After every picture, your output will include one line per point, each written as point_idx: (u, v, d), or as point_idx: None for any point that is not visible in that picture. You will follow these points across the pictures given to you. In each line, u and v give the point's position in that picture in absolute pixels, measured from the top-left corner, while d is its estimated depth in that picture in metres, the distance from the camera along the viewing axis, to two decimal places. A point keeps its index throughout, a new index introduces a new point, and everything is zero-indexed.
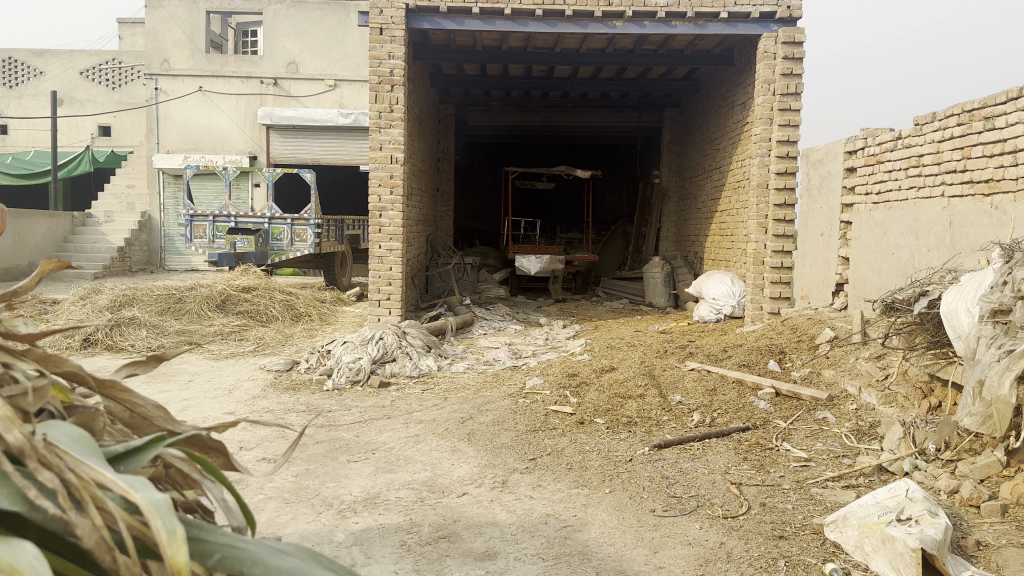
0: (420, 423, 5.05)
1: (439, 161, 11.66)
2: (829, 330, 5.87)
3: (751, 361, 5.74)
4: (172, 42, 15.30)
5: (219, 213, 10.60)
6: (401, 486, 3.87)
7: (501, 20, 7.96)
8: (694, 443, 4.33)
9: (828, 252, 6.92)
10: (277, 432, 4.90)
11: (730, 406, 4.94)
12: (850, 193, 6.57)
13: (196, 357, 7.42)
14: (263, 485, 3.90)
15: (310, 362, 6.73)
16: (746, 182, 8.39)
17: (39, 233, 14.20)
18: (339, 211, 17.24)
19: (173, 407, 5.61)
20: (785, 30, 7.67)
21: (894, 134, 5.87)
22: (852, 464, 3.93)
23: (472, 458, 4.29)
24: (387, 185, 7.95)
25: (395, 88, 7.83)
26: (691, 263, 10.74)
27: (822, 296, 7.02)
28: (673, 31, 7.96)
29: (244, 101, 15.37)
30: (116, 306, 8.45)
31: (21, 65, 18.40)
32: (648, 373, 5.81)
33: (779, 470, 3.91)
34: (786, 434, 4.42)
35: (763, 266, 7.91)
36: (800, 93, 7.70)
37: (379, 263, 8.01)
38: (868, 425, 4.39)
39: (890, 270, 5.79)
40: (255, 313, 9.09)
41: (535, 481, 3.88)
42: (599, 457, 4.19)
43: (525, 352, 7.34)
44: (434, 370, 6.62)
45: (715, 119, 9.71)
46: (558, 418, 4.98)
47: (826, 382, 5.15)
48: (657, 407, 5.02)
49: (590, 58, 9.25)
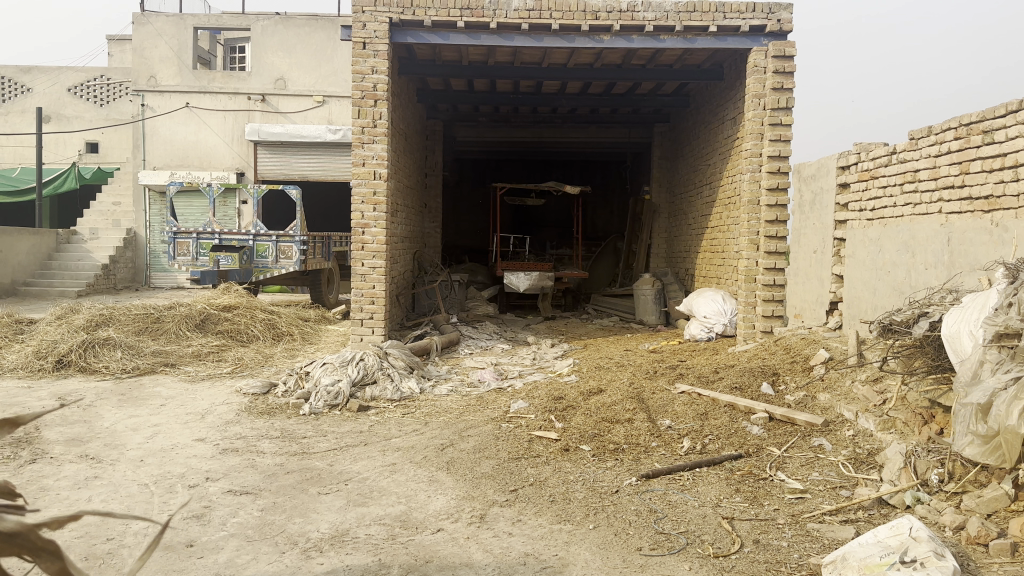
0: (397, 450, 4.82)
1: (426, 177, 11.50)
2: (823, 351, 5.67)
3: (744, 384, 5.53)
4: (159, 58, 15.16)
5: (203, 231, 10.38)
6: (372, 521, 3.64)
7: (486, 34, 7.79)
8: (685, 473, 4.11)
9: (821, 270, 6.73)
10: (247, 462, 4.67)
11: (721, 432, 4.72)
12: (843, 210, 6.41)
13: (172, 379, 7.18)
14: (227, 521, 3.68)
15: (288, 384, 6.49)
16: (736, 198, 8.22)
17: (21, 251, 13.94)
18: (326, 228, 17.05)
19: (142, 433, 5.38)
20: (775, 43, 7.53)
21: (888, 149, 5.72)
22: (849, 496, 3.72)
23: (450, 489, 4.07)
24: (371, 202, 7.74)
25: (379, 103, 7.65)
26: (682, 279, 10.56)
27: (816, 315, 6.83)
28: (661, 45, 7.80)
29: (231, 117, 15.19)
30: (93, 326, 8.20)
31: (8, 82, 18.21)
32: (636, 396, 5.59)
33: (772, 503, 3.70)
34: (781, 462, 4.21)
35: (755, 284, 7.73)
36: (791, 108, 7.56)
37: (362, 281, 7.79)
38: (865, 453, 4.19)
39: (886, 289, 5.60)
40: (235, 333, 8.85)
41: (515, 515, 3.65)
42: (584, 488, 3.96)
43: (511, 372, 7.12)
44: (416, 393, 6.38)
45: (706, 135, 9.57)
46: (541, 444, 4.76)
47: (821, 407, 4.93)
48: (646, 432, 4.81)
49: (579, 73, 9.07)
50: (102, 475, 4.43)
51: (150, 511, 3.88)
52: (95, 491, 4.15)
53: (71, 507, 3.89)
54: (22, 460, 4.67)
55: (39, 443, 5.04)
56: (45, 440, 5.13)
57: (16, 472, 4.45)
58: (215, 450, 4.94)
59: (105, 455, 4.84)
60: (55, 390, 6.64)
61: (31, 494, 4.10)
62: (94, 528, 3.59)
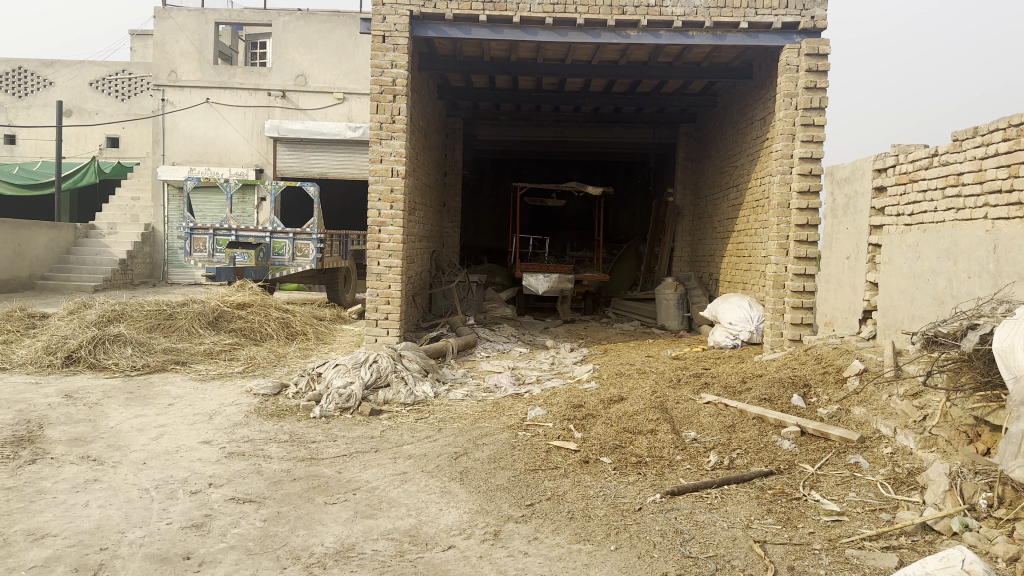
0: (409, 458, 4.61)
1: (446, 175, 11.34)
2: (857, 362, 5.41)
3: (773, 396, 5.28)
4: (180, 52, 15.08)
5: (219, 227, 10.18)
6: (380, 536, 3.44)
7: (509, 28, 7.55)
8: (712, 491, 3.86)
9: (854, 277, 6.46)
10: (253, 467, 4.48)
11: (750, 446, 4.48)
12: (879, 214, 6.15)
13: (182, 378, 7.03)
14: (227, 532, 3.49)
15: (299, 386, 6.29)
16: (765, 201, 7.96)
17: (40, 245, 13.88)
18: (344, 226, 16.93)
19: (147, 434, 5.21)
20: (808, 41, 7.27)
21: (928, 151, 5.47)
22: (891, 521, 3.46)
23: (464, 502, 3.85)
24: (388, 200, 7.55)
25: (398, 98, 7.46)
26: (705, 284, 10.28)
27: (848, 324, 6.54)
28: (690, 42, 7.54)
29: (252, 114, 15.08)
30: (105, 321, 8.07)
31: (31, 75, 18.17)
32: (660, 405, 5.34)
33: (807, 525, 3.45)
34: (815, 481, 3.97)
35: (783, 290, 7.46)
36: (824, 108, 7.28)
37: (377, 280, 7.61)
38: (906, 473, 3.94)
39: (925, 298, 5.33)
40: (249, 331, 8.69)
41: (531, 533, 3.43)
42: (605, 504, 3.73)
43: (529, 377, 6.88)
44: (430, 397, 6.18)
45: (733, 135, 9.32)
46: (560, 455, 4.53)
47: (856, 421, 4.68)
48: (670, 445, 4.57)
49: (604, 70, 8.83)
50: (102, 478, 4.26)
51: (148, 517, 3.70)
52: (93, 495, 3.98)
53: (67, 513, 3.71)
54: (21, 460, 4.51)
55: (40, 443, 4.89)
56: (46, 439, 4.98)
57: (14, 473, 4.29)
58: (221, 454, 4.75)
59: (107, 456, 4.67)
60: (62, 386, 6.50)
61: (26, 497, 3.92)
62: (88, 537, 3.42)
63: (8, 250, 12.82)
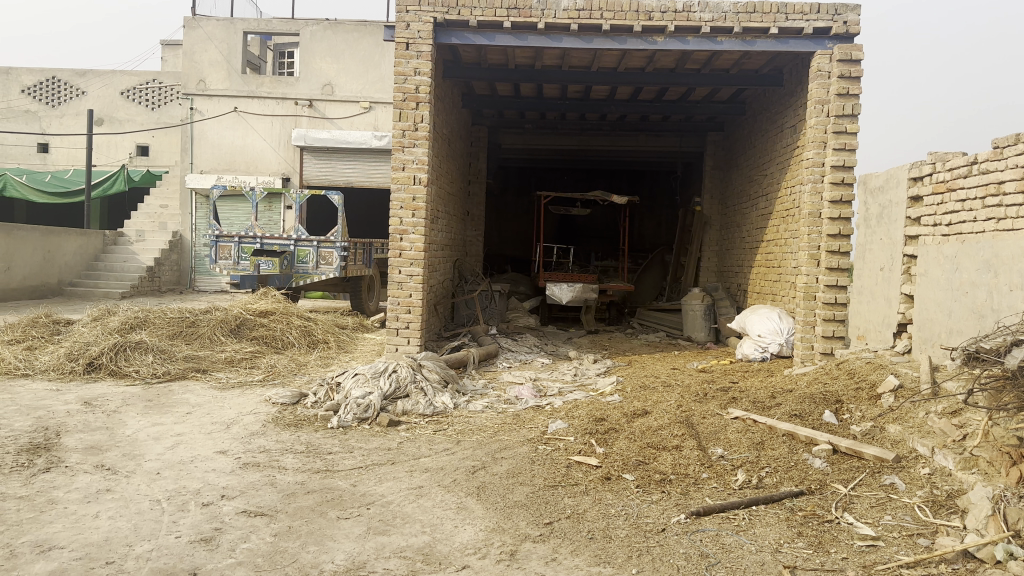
0: (426, 472, 4.49)
1: (469, 184, 11.29)
2: (892, 377, 5.21)
3: (804, 412, 5.09)
4: (209, 62, 15.21)
5: (244, 235, 10.19)
6: (392, 554, 3.32)
7: (534, 35, 7.46)
8: (740, 512, 3.69)
9: (888, 289, 6.25)
10: (266, 479, 4.39)
11: (780, 464, 4.30)
12: (915, 224, 5.94)
13: (202, 386, 6.98)
14: (236, 547, 3.39)
15: (318, 396, 6.19)
16: (795, 210, 7.77)
17: (69, 252, 13.97)
18: (369, 234, 16.94)
19: (163, 443, 5.14)
20: (841, 46, 7.09)
21: (967, 159, 5.27)
22: (929, 547, 3.27)
23: (480, 519, 3.72)
24: (409, 208, 7.47)
25: (421, 105, 7.37)
26: (733, 295, 10.08)
27: (881, 337, 6.33)
28: (718, 48, 7.39)
29: (279, 122, 15.13)
30: (127, 328, 8.04)
31: (64, 85, 18.39)
32: (685, 420, 5.17)
33: (840, 550, 3.28)
34: (848, 502, 3.78)
35: (814, 302, 7.26)
36: (856, 115, 7.08)
37: (398, 289, 7.53)
38: (944, 495, 3.75)
39: (963, 311, 5.13)
40: (270, 339, 8.65)
41: (549, 554, 3.28)
42: (627, 525, 3.58)
43: (550, 389, 6.73)
44: (450, 409, 6.06)
45: (762, 143, 9.14)
46: (580, 471, 4.38)
47: (890, 440, 4.48)
48: (696, 462, 4.40)
49: (630, 78, 8.70)
50: (115, 489, 4.18)
51: (158, 530, 3.61)
52: (104, 506, 3.90)
53: (76, 524, 3.64)
54: (36, 469, 4.46)
55: (56, 451, 4.84)
56: (63, 447, 4.93)
57: (28, 482, 4.23)
58: (235, 465, 4.67)
59: (121, 465, 4.61)
60: (82, 393, 6.48)
61: (38, 507, 3.86)
62: (95, 550, 3.34)
63: (36, 257, 12.91)
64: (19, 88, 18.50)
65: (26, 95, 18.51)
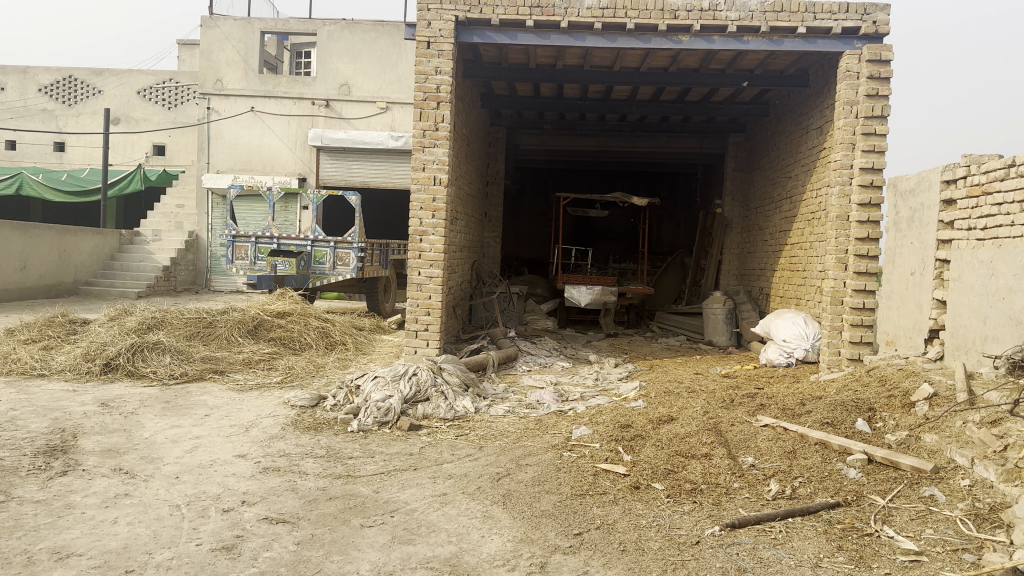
0: (449, 479, 4.40)
1: (488, 185, 11.22)
2: (926, 385, 5.07)
3: (836, 420, 4.97)
4: (226, 61, 15.19)
5: (261, 235, 10.10)
6: (418, 564, 3.22)
7: (556, 34, 7.36)
8: (776, 524, 3.58)
9: (919, 294, 6.11)
10: (288, 484, 4.31)
11: (813, 474, 4.19)
12: (947, 228, 5.81)
13: (219, 388, 6.92)
14: (258, 556, 3.31)
15: (337, 398, 6.12)
16: (822, 213, 7.64)
17: (85, 251, 13.97)
18: (385, 235, 16.89)
19: (181, 446, 5.07)
20: (870, 47, 6.96)
21: (1004, 161, 5.13)
22: (976, 563, 3.14)
23: (507, 529, 3.62)
24: (429, 208, 7.40)
25: (442, 105, 7.29)
26: (755, 298, 9.95)
27: (912, 343, 6.18)
28: (744, 47, 7.26)
29: (295, 123, 15.11)
30: (144, 328, 7.98)
31: (81, 84, 18.45)
32: (713, 427, 5.06)
33: (882, 566, 3.16)
34: (887, 515, 3.66)
35: (841, 306, 7.12)
36: (886, 116, 6.95)
37: (418, 290, 7.43)
38: (988, 508, 3.62)
39: (1000, 318, 4.99)
40: (288, 340, 8.59)
41: (581, 566, 3.18)
42: (659, 536, 3.48)
43: (572, 394, 6.64)
44: (471, 413, 5.97)
45: (786, 145, 9.02)
46: (608, 480, 4.28)
47: (927, 450, 4.36)
48: (727, 471, 4.29)
49: (652, 77, 8.58)
50: (133, 493, 4.11)
51: (177, 537, 3.53)
52: (122, 511, 3.83)
53: (95, 530, 3.56)
54: (53, 471, 4.41)
55: (74, 453, 4.79)
56: (80, 450, 4.87)
57: (45, 485, 4.17)
58: (255, 469, 4.59)
59: (140, 469, 4.53)
60: (99, 394, 6.43)
61: (55, 511, 3.79)
62: (114, 557, 3.26)
63: (53, 255, 12.92)
64: (37, 87, 18.56)
65: (44, 94, 18.57)
